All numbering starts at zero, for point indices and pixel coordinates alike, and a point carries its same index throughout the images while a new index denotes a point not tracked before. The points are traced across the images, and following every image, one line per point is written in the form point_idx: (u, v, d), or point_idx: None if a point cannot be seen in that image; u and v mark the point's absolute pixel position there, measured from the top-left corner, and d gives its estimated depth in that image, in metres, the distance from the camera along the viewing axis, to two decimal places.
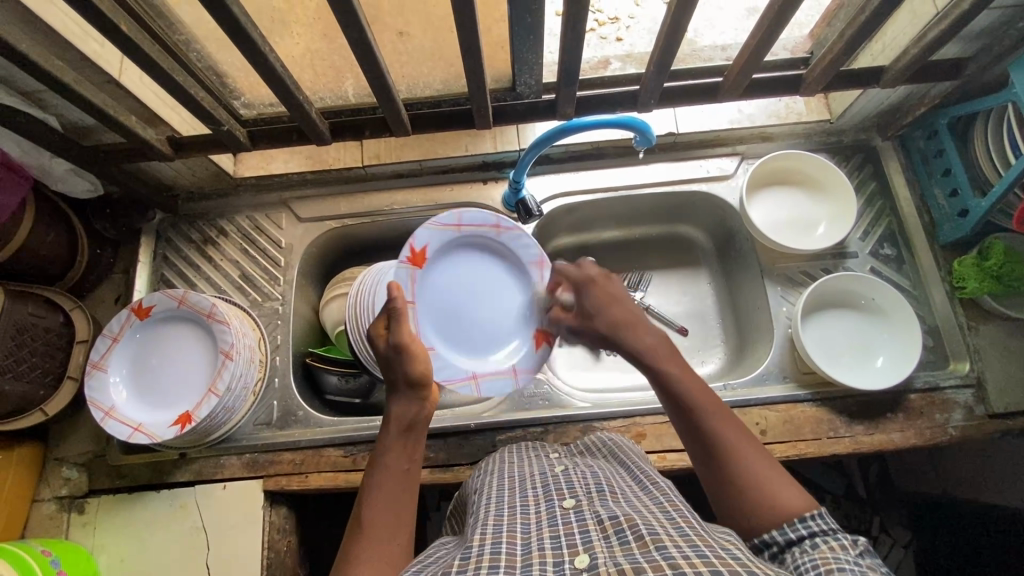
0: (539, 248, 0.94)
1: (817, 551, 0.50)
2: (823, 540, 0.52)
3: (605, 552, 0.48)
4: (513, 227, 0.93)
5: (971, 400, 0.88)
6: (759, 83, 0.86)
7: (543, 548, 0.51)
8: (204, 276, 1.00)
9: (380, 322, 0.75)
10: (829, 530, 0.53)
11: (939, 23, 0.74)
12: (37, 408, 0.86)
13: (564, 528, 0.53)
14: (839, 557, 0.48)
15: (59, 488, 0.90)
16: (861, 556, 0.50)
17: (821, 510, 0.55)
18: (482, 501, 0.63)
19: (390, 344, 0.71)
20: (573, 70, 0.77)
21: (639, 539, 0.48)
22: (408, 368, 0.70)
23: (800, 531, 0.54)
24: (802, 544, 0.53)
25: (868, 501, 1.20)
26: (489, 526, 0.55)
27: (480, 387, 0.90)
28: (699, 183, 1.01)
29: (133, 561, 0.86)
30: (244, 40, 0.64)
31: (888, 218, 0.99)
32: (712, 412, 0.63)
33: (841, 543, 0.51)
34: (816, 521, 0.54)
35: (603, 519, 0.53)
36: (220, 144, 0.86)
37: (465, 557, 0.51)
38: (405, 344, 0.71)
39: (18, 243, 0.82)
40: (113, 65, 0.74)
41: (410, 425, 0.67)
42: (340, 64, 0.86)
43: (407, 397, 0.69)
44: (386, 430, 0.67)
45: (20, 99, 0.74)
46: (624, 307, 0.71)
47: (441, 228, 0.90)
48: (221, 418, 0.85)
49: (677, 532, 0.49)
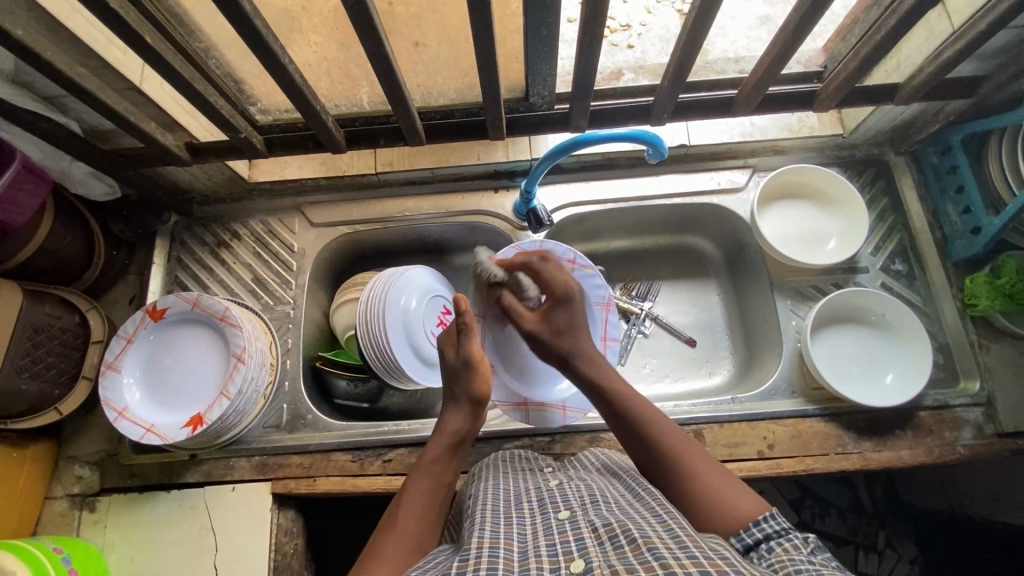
0: (608, 290, 0.95)
1: (774, 554, 0.51)
2: (778, 541, 0.52)
3: (599, 556, 0.48)
4: (587, 265, 0.95)
5: (980, 418, 0.88)
6: (772, 98, 0.87)
7: (539, 555, 0.51)
8: (217, 279, 1.02)
9: (450, 336, 0.77)
10: (783, 530, 0.54)
11: (956, 42, 0.74)
12: (52, 407, 0.87)
13: (559, 536, 0.53)
14: (794, 559, 0.48)
15: (71, 485, 0.91)
16: (813, 554, 0.50)
17: (774, 512, 0.56)
18: (480, 506, 0.63)
19: (460, 357, 0.74)
20: (588, 82, 0.77)
21: (632, 542, 0.49)
22: (472, 383, 0.74)
23: (757, 534, 0.54)
24: (759, 548, 0.53)
25: (874, 516, 1.19)
26: (485, 531, 0.55)
27: (529, 416, 0.92)
28: (710, 195, 1.01)
29: (143, 561, 0.87)
30: (264, 50, 0.65)
31: (900, 233, 0.99)
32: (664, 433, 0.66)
33: (793, 543, 0.51)
34: (769, 523, 0.55)
35: (597, 526, 0.53)
36: (236, 150, 0.87)
37: (462, 560, 0.51)
38: (473, 361, 0.74)
39: (37, 244, 0.84)
40: (134, 72, 0.75)
41: (461, 438, 0.72)
42: (356, 73, 0.87)
43: (464, 413, 0.73)
44: (437, 440, 0.71)
45: (44, 104, 0.75)
46: (585, 337, 0.76)
47: (523, 252, 0.95)
48: (232, 420, 0.86)
49: (668, 534, 0.50)
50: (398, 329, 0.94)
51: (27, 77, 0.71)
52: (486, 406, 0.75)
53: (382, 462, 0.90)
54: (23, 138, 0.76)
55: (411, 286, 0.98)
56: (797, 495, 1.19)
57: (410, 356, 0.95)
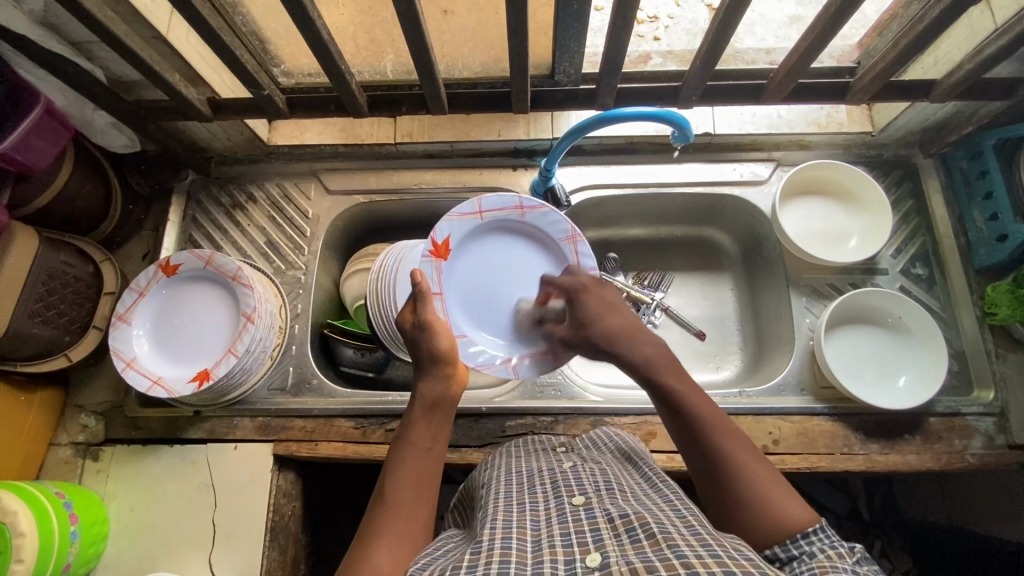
0: (568, 222, 0.89)
1: (815, 560, 0.49)
2: (822, 549, 0.50)
3: (616, 551, 0.47)
4: (537, 206, 0.89)
5: (992, 428, 0.87)
6: (802, 89, 0.85)
7: (553, 545, 0.50)
8: (231, 240, 1.01)
9: (406, 308, 0.74)
10: (828, 542, 0.51)
11: (999, 39, 0.73)
12: (62, 353, 0.88)
13: (574, 525, 0.53)
14: (838, 566, 0.47)
15: (75, 434, 0.92)
16: (859, 564, 0.48)
17: (823, 524, 0.53)
18: (491, 497, 0.63)
19: (417, 322, 0.72)
20: (618, 60, 0.76)
21: (651, 537, 0.48)
22: (433, 344, 0.71)
23: (802, 547, 0.52)
24: (801, 558, 0.51)
25: (872, 524, 1.17)
26: (497, 522, 0.55)
27: (516, 369, 0.87)
28: (732, 187, 1.00)
29: (142, 512, 0.88)
30: (294, 4, 0.64)
31: (923, 237, 0.97)
32: (719, 425, 0.61)
33: (838, 552, 0.49)
34: (819, 536, 0.52)
35: (613, 516, 0.52)
36: (258, 109, 0.86)
37: (474, 552, 0.50)
38: (431, 323, 0.71)
39: (54, 191, 0.84)
40: (162, 21, 0.74)
41: (435, 401, 0.67)
42: (382, 39, 0.85)
43: (431, 375, 0.69)
44: (412, 406, 0.67)
45: (69, 49, 0.75)
46: (618, 316, 0.71)
47: (460, 218, 0.88)
48: (238, 379, 0.86)
49: (688, 531, 0.49)
50: None
51: (56, 20, 0.71)
52: (454, 364, 0.70)
53: (385, 431, 0.90)
54: (47, 82, 0.76)
55: None
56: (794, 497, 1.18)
57: None
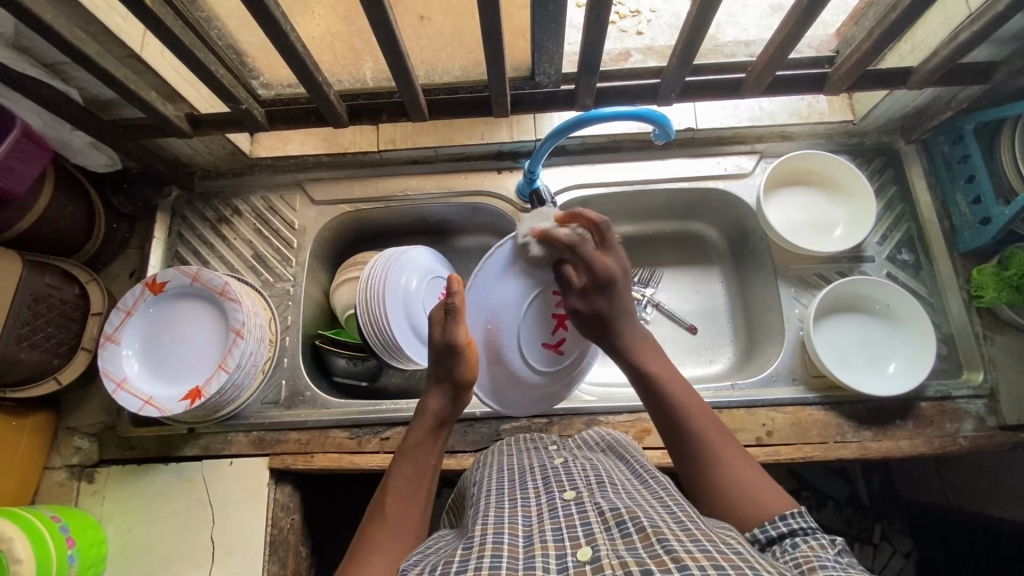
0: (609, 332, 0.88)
1: (798, 551, 0.48)
2: (805, 539, 0.50)
3: (607, 545, 0.47)
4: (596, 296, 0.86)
5: (982, 410, 0.88)
6: (782, 80, 0.85)
7: (545, 540, 0.50)
8: (218, 255, 1.01)
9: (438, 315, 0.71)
10: (810, 528, 0.51)
11: (974, 23, 0.73)
12: (51, 377, 0.87)
13: (566, 520, 0.53)
14: (820, 556, 0.46)
15: (70, 456, 0.91)
16: (840, 555, 0.48)
17: (802, 509, 0.54)
18: (483, 494, 0.63)
19: (447, 342, 0.69)
20: (594, 60, 0.76)
21: (641, 531, 0.48)
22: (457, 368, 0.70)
23: (782, 528, 0.52)
24: (783, 543, 0.51)
25: (870, 509, 1.18)
26: (489, 518, 0.55)
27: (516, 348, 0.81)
28: (717, 181, 1.00)
29: (140, 532, 0.87)
30: (264, 16, 0.63)
31: (908, 223, 0.97)
32: (702, 416, 0.65)
33: (821, 543, 0.49)
34: (796, 519, 0.52)
35: (604, 511, 0.53)
36: (237, 123, 0.86)
37: (466, 547, 0.51)
38: (459, 347, 0.69)
39: (35, 215, 0.84)
40: (134, 40, 0.74)
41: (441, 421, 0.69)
42: (360, 47, 0.85)
43: (442, 393, 0.70)
44: (418, 424, 0.68)
45: (44, 72, 0.74)
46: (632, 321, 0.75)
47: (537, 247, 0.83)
48: (230, 395, 0.85)
49: (678, 526, 0.49)
50: (398, 310, 0.93)
51: (27, 43, 0.70)
52: (469, 390, 0.72)
53: (380, 440, 0.90)
54: (22, 106, 0.76)
55: (410, 266, 0.96)
56: (794, 486, 1.18)
57: (410, 336, 0.94)
